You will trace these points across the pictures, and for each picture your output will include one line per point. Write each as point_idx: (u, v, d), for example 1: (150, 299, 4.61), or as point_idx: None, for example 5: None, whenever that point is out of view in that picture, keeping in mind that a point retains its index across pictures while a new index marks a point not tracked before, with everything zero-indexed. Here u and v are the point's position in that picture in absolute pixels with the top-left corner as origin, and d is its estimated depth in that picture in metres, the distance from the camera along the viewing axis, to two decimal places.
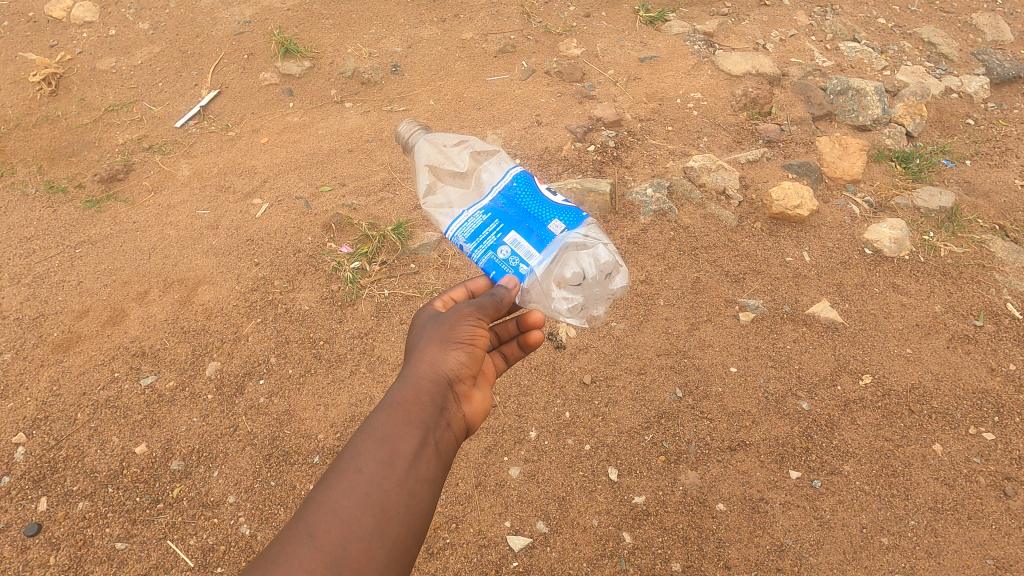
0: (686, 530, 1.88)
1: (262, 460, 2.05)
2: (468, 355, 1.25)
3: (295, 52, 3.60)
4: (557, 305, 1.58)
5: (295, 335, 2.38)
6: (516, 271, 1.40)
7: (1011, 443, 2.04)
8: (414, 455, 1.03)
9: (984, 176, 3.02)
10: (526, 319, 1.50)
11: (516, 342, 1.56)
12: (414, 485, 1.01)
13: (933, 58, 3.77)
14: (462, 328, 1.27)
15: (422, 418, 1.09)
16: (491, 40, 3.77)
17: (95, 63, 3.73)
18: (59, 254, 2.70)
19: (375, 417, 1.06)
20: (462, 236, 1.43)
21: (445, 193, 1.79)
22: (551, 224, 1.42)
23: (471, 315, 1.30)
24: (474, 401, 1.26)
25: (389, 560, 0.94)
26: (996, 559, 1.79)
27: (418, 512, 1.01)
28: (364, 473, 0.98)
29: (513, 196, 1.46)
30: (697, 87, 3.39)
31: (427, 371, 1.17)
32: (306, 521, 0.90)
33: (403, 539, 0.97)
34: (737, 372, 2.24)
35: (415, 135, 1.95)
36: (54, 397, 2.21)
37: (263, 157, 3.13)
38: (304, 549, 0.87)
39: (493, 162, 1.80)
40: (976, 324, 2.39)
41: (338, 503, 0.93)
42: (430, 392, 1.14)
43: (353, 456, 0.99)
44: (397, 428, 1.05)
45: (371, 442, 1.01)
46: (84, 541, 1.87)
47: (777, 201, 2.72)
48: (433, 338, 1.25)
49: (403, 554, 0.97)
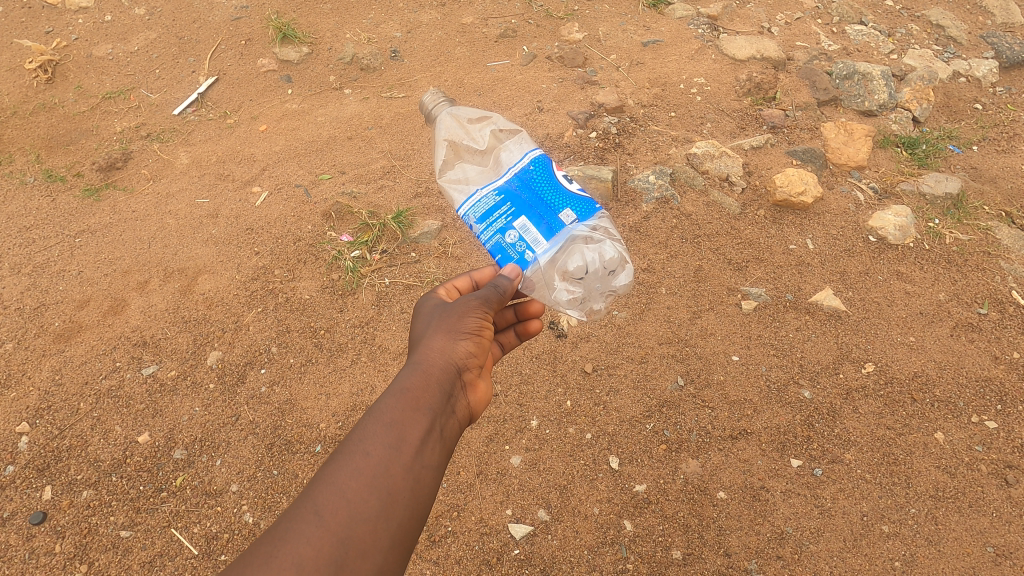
0: (686, 518, 1.89)
1: (264, 449, 2.06)
2: (476, 346, 1.25)
3: (293, 38, 3.56)
4: (558, 296, 1.53)
5: (295, 324, 2.37)
6: (521, 258, 1.39)
7: (1013, 431, 2.04)
8: (422, 438, 1.03)
9: (991, 161, 2.98)
10: (524, 308, 1.55)
11: (513, 331, 1.60)
12: (420, 471, 1.01)
13: (942, 41, 3.70)
14: (469, 320, 1.26)
15: (431, 405, 1.09)
16: (492, 24, 3.72)
17: (91, 49, 3.69)
18: (59, 244, 2.69)
19: (383, 401, 1.05)
20: (473, 216, 1.43)
21: (462, 169, 1.77)
22: (562, 213, 1.40)
23: (478, 308, 1.29)
24: (479, 390, 1.25)
25: (393, 543, 0.94)
26: (996, 546, 1.80)
27: (423, 498, 1.01)
28: (371, 456, 0.97)
29: (528, 180, 1.44)
30: (700, 72, 3.35)
31: (436, 359, 1.17)
32: (313, 500, 0.91)
33: (408, 523, 0.97)
34: (739, 360, 2.23)
35: (440, 106, 1.94)
36: (57, 386, 2.21)
37: (262, 145, 3.11)
38: (311, 528, 0.88)
39: (514, 141, 1.77)
40: (980, 312, 2.37)
41: (345, 484, 0.93)
42: (439, 380, 1.14)
43: (361, 439, 0.99)
44: (406, 414, 1.04)
45: (379, 426, 1.01)
46: (89, 529, 1.88)
47: (781, 187, 2.69)
48: (442, 327, 1.24)
49: (406, 537, 0.97)
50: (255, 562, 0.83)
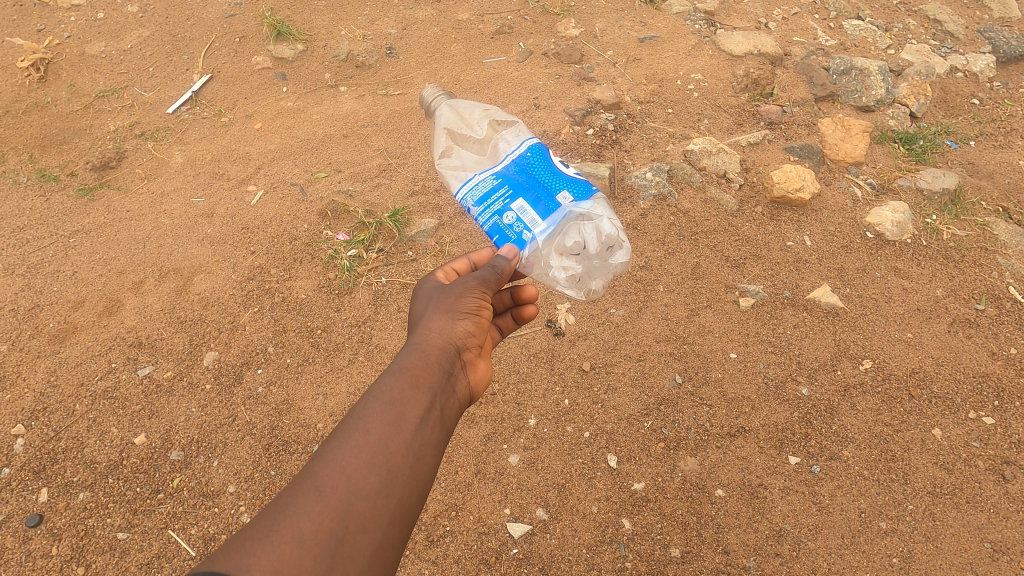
0: (685, 516, 1.89)
1: (261, 450, 2.05)
2: (476, 325, 1.24)
3: (288, 35, 3.54)
4: (554, 274, 1.57)
5: (292, 324, 2.36)
6: (519, 238, 1.39)
7: (1010, 427, 2.04)
8: (423, 415, 1.03)
9: (988, 157, 2.98)
10: (519, 292, 1.48)
11: (510, 316, 1.55)
12: (420, 449, 1.00)
13: (938, 36, 3.70)
14: (467, 300, 1.25)
15: (430, 384, 1.08)
16: (488, 20, 3.70)
17: (84, 47, 3.66)
18: (53, 244, 2.67)
19: (382, 380, 1.05)
20: (471, 200, 1.42)
21: (460, 156, 1.75)
22: (559, 195, 1.42)
23: (476, 288, 1.27)
24: (479, 369, 1.25)
25: (392, 518, 0.94)
26: (994, 542, 1.80)
27: (423, 475, 1.00)
28: (371, 434, 0.97)
29: (525, 166, 1.45)
30: (697, 68, 3.34)
31: (435, 339, 1.16)
32: (314, 476, 0.90)
33: (408, 499, 0.97)
34: (737, 358, 2.23)
35: (438, 99, 1.90)
36: (52, 388, 2.20)
37: (257, 143, 3.09)
38: (311, 503, 0.88)
39: (511, 132, 1.79)
40: (977, 308, 2.37)
41: (345, 460, 0.93)
42: (438, 359, 1.13)
43: (361, 417, 0.99)
44: (406, 392, 1.04)
45: (379, 404, 1.01)
46: (86, 531, 1.87)
47: (778, 183, 2.69)
48: (441, 308, 1.22)
49: (406, 514, 0.96)
50: (255, 535, 0.83)
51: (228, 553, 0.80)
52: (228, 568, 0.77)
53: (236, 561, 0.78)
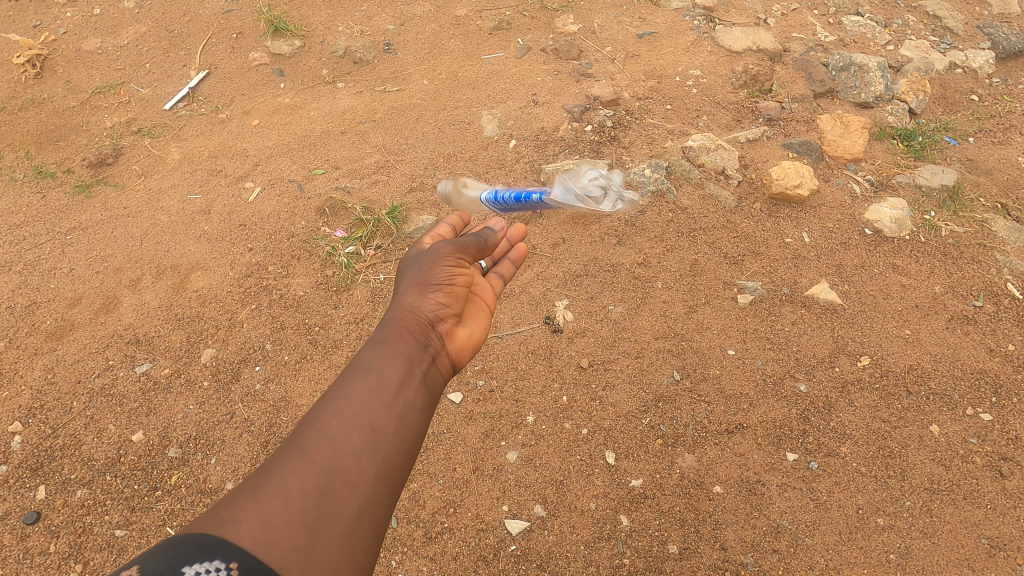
0: (683, 513, 1.89)
1: (259, 447, 2.05)
2: (452, 295, 1.27)
3: (285, 31, 3.53)
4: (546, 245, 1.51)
5: (290, 321, 2.36)
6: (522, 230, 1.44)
7: (1008, 423, 2.04)
8: (402, 379, 1.08)
9: (986, 153, 2.98)
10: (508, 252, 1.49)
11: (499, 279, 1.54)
12: (403, 410, 1.05)
13: (938, 32, 3.68)
14: (441, 271, 1.27)
15: (407, 352, 1.13)
16: (486, 17, 3.69)
17: (80, 43, 3.65)
18: (50, 241, 2.66)
19: (361, 354, 1.10)
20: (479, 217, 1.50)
21: None
22: (552, 205, 1.51)
23: (450, 257, 1.29)
24: (460, 337, 1.27)
25: (381, 474, 0.97)
26: (990, 538, 1.80)
27: (409, 434, 1.04)
28: (352, 398, 1.02)
29: None
30: (696, 64, 3.33)
31: (409, 315, 1.19)
32: (299, 439, 0.96)
33: (395, 456, 1.01)
34: (735, 354, 2.23)
35: None
36: (49, 385, 2.20)
37: (254, 139, 3.08)
38: (296, 463, 0.93)
39: None
40: (975, 305, 2.37)
41: (328, 424, 0.98)
42: (413, 330, 1.17)
43: (341, 385, 1.04)
44: (382, 362, 1.09)
45: (357, 373, 1.06)
46: (84, 529, 1.87)
47: (776, 180, 2.68)
48: (414, 280, 1.26)
49: (395, 468, 1.00)
50: (242, 497, 0.88)
51: (219, 511, 0.87)
52: (219, 522, 0.84)
53: (224, 517, 0.85)
